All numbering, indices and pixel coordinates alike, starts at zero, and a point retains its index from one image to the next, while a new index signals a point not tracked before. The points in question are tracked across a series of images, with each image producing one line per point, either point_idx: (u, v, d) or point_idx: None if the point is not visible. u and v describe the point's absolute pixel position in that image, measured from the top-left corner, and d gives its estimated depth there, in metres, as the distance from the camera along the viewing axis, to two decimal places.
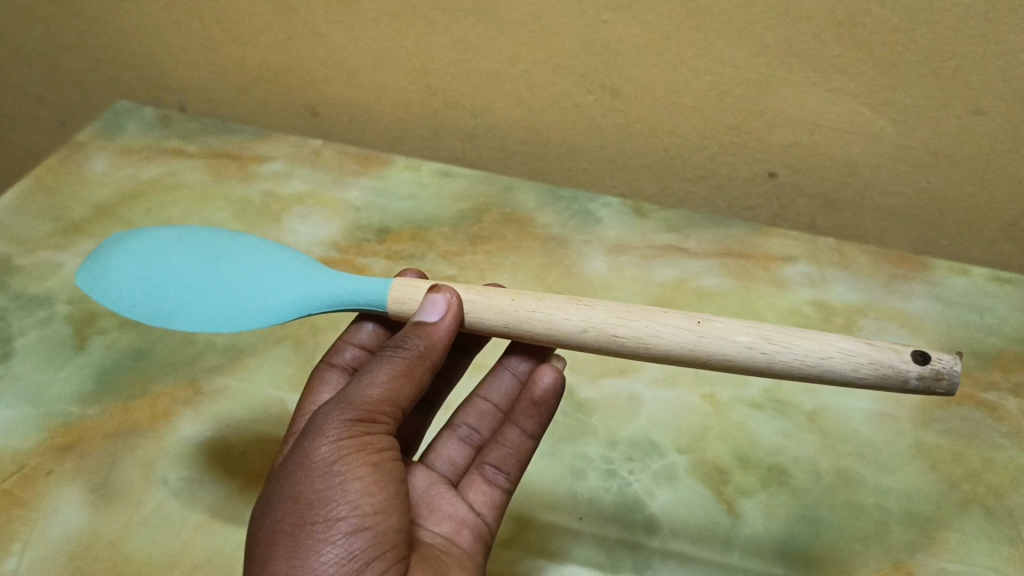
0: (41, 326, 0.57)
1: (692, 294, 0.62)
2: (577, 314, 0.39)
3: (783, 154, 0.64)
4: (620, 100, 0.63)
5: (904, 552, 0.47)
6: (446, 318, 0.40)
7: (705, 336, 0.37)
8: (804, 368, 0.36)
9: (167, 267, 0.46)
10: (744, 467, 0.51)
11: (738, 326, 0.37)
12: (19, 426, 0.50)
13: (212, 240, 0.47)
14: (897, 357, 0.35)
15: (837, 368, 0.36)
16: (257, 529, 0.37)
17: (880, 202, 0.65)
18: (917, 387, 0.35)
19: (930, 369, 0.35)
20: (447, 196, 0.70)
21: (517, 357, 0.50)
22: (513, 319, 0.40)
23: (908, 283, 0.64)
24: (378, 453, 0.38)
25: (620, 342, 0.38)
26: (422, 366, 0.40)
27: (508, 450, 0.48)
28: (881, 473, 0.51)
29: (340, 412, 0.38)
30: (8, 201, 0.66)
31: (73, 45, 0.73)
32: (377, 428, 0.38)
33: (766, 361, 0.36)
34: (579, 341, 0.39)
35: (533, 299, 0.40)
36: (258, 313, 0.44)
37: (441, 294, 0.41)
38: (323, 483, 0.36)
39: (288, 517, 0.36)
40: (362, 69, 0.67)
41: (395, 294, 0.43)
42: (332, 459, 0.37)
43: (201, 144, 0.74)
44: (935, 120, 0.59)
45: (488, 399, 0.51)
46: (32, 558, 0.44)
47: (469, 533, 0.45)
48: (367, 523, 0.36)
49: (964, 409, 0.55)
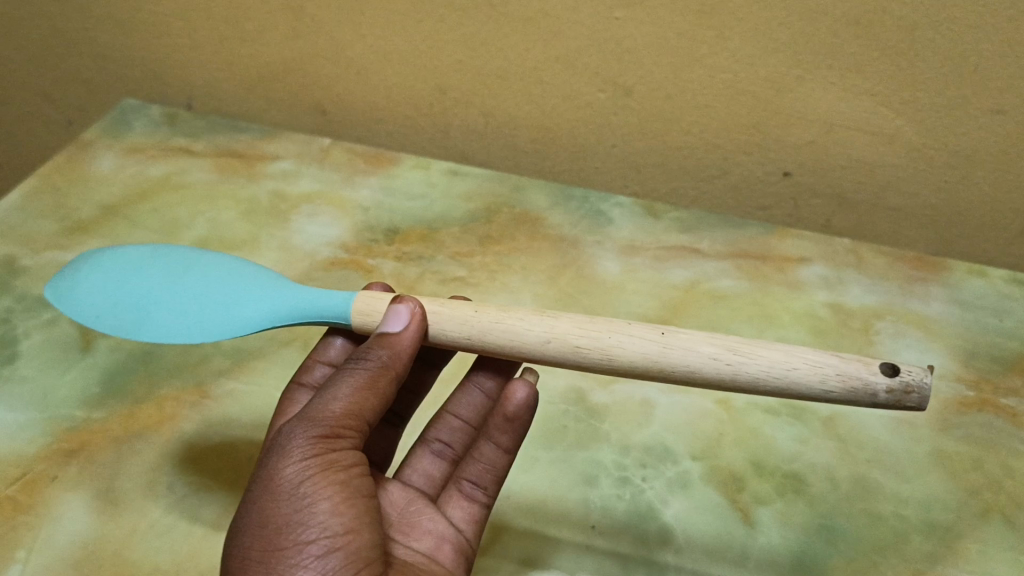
0: (46, 328, 0.56)
1: (706, 296, 0.61)
2: (542, 324, 0.38)
3: (797, 154, 0.63)
4: (633, 99, 0.62)
5: (922, 563, 0.46)
6: (411, 327, 0.39)
7: (668, 347, 0.36)
8: (769, 381, 0.35)
9: (137, 279, 0.45)
10: (760, 475, 0.50)
11: (702, 337, 0.36)
12: (23, 430, 0.50)
13: (186, 253, 0.47)
14: (864, 370, 0.34)
15: (800, 381, 0.35)
16: (228, 556, 0.36)
17: (896, 203, 0.64)
18: (886, 402, 0.34)
19: (899, 382, 0.33)
20: (457, 196, 0.69)
21: (484, 372, 0.50)
22: (476, 330, 0.39)
23: (925, 285, 0.63)
24: (345, 471, 0.37)
25: (584, 354, 0.38)
26: (386, 377, 0.39)
27: (484, 464, 0.47)
28: (899, 481, 0.50)
29: (302, 429, 0.37)
30: (14, 201, 0.66)
31: (79, 42, 0.72)
32: (343, 443, 0.38)
33: (732, 373, 0.35)
34: (542, 353, 0.38)
35: (496, 311, 0.40)
36: (221, 326, 0.43)
37: (404, 304, 0.40)
38: (290, 506, 0.36)
39: (256, 544, 0.35)
40: (371, 67, 0.66)
41: (359, 307, 0.42)
42: (297, 480, 0.36)
43: (208, 142, 0.73)
44: (953, 120, 0.58)
45: (458, 415, 0.50)
46: (37, 565, 0.44)
47: (450, 548, 0.45)
48: (339, 543, 0.36)
49: (983, 415, 0.54)
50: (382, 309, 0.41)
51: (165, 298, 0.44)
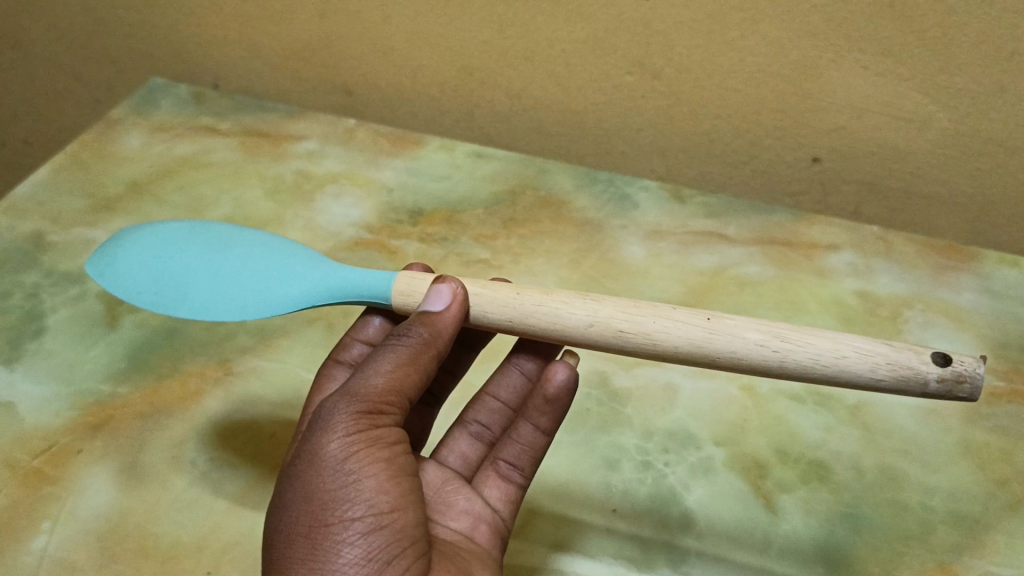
0: (73, 304, 0.57)
1: (732, 282, 0.60)
2: (584, 308, 0.38)
3: (828, 139, 0.62)
4: (661, 82, 0.62)
5: (948, 554, 0.45)
6: (452, 307, 0.39)
7: (715, 332, 0.36)
8: (818, 368, 0.34)
9: (175, 257, 0.45)
10: (784, 462, 0.49)
11: (750, 323, 0.36)
12: (49, 403, 0.50)
13: (226, 233, 0.46)
14: (916, 358, 0.34)
15: (851, 368, 0.34)
16: (272, 530, 0.36)
17: (928, 191, 0.63)
18: (937, 391, 0.33)
19: (951, 371, 0.33)
20: (482, 178, 0.68)
21: (524, 354, 0.49)
22: (518, 313, 0.39)
23: (955, 274, 0.62)
24: (389, 448, 0.37)
25: (627, 339, 0.37)
26: (427, 354, 0.39)
27: (522, 446, 0.47)
28: (927, 471, 0.49)
29: (345, 404, 0.37)
30: (42, 177, 0.66)
31: (108, 21, 0.73)
32: (384, 419, 0.38)
33: (779, 360, 0.35)
34: (584, 337, 0.38)
35: (539, 293, 0.39)
36: (261, 303, 0.43)
37: (446, 284, 0.40)
38: (335, 482, 0.35)
39: (301, 519, 0.35)
40: (397, 48, 0.66)
41: (400, 287, 0.42)
42: (342, 456, 0.36)
43: (234, 121, 0.73)
44: (989, 106, 0.57)
45: (497, 397, 0.50)
46: (62, 536, 0.44)
47: (487, 528, 0.44)
48: (384, 521, 0.36)
49: (1013, 406, 0.53)
50: (423, 289, 0.41)
51: (202, 274, 0.44)
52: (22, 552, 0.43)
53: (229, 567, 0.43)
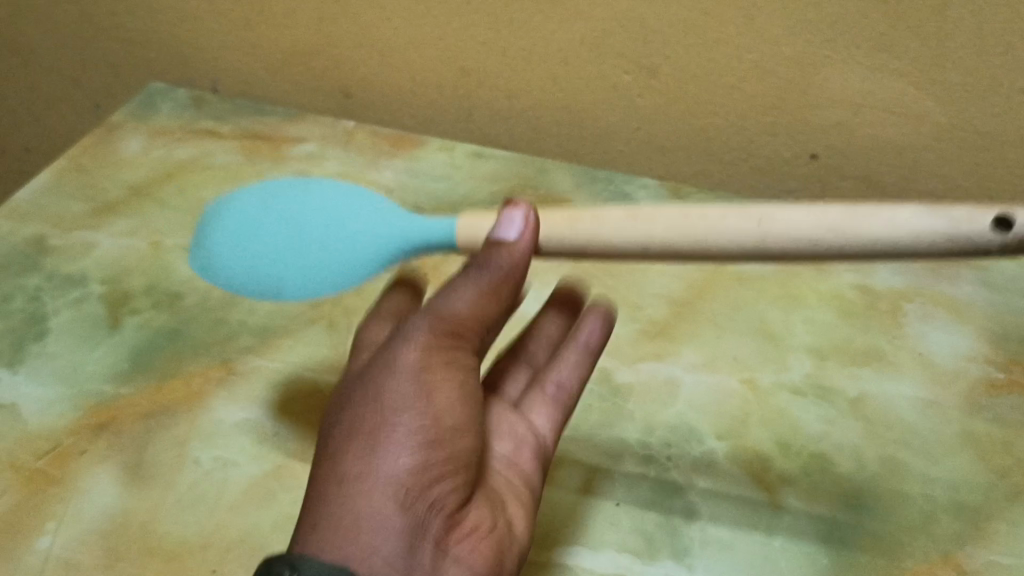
0: (75, 306, 0.57)
1: (731, 278, 0.61)
2: (637, 228, 0.39)
3: (825, 135, 0.63)
4: (658, 80, 0.63)
5: (951, 543, 0.45)
6: (525, 236, 0.40)
7: (767, 231, 0.36)
8: (880, 246, 0.35)
9: (257, 241, 0.45)
10: (786, 455, 0.49)
11: (799, 214, 0.36)
12: (53, 405, 0.50)
13: (287, 193, 0.47)
14: (977, 228, 0.34)
15: (917, 236, 0.34)
16: (333, 421, 0.38)
17: (925, 185, 0.64)
18: (1014, 246, 0.34)
19: (1015, 237, 0.34)
20: (481, 178, 0.69)
21: (554, 313, 0.53)
22: (575, 242, 0.41)
23: (954, 268, 0.62)
24: (456, 372, 0.40)
25: (685, 249, 0.38)
26: (507, 288, 0.41)
27: (569, 373, 0.50)
28: (927, 461, 0.49)
29: (429, 323, 0.40)
30: (42, 182, 0.66)
31: (110, 27, 0.73)
32: (457, 344, 0.41)
33: (841, 246, 0.36)
34: (644, 254, 0.39)
35: (588, 219, 0.40)
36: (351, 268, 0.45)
37: (520, 209, 0.41)
38: (405, 391, 0.38)
39: (367, 416, 0.38)
40: (395, 51, 0.67)
41: (467, 224, 0.43)
42: (416, 368, 0.39)
43: (234, 125, 0.73)
44: (984, 100, 0.58)
45: (540, 337, 0.53)
46: (66, 537, 0.44)
47: (530, 453, 0.47)
48: (442, 439, 0.38)
49: (1013, 397, 0.53)
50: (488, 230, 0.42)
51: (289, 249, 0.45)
52: (27, 552, 0.43)
53: (234, 565, 0.43)
